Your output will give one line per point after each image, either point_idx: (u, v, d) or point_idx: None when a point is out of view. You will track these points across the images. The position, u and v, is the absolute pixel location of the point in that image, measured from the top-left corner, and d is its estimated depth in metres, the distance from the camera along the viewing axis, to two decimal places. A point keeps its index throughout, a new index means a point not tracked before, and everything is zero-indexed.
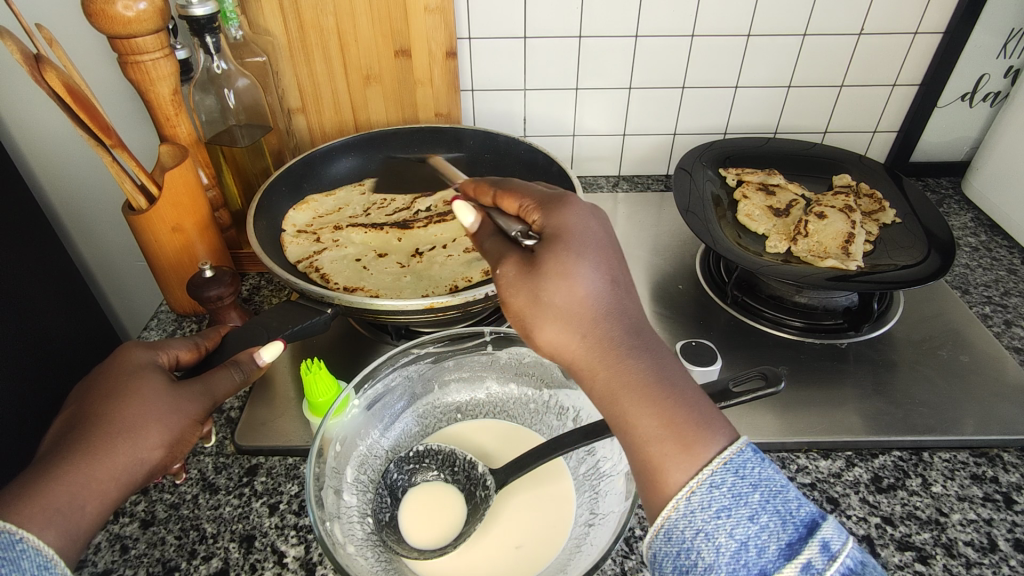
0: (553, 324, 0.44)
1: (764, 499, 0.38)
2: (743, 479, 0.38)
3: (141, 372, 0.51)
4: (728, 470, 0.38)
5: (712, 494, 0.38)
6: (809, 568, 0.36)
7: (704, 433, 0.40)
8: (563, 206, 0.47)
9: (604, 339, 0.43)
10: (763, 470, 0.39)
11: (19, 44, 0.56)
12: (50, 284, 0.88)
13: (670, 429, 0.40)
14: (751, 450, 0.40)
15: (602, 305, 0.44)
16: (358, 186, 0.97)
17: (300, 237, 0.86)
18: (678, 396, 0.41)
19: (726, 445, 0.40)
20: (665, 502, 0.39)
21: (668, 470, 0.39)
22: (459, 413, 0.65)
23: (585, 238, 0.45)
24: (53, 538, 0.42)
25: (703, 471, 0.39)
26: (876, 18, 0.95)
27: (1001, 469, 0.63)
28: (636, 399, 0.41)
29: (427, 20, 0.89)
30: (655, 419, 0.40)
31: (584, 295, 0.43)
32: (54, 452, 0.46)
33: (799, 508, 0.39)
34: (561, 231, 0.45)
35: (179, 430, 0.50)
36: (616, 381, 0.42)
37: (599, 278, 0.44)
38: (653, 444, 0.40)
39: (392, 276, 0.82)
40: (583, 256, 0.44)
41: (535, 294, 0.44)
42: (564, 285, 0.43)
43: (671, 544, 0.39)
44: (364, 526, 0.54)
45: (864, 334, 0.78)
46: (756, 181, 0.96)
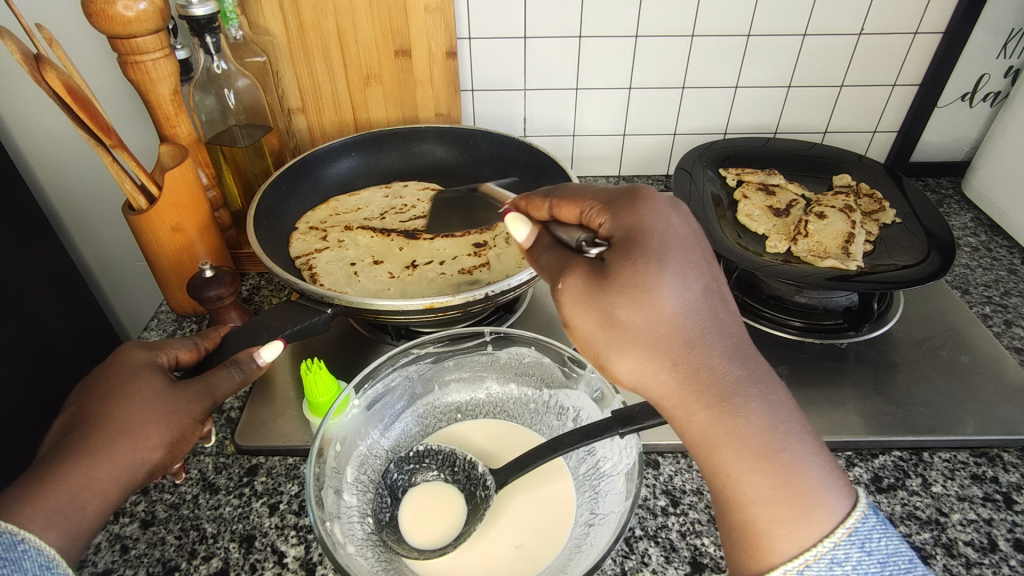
0: (635, 349, 0.41)
1: None
2: (868, 555, 0.37)
3: (141, 372, 0.51)
4: (853, 543, 0.37)
5: (833, 571, 0.37)
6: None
7: (820, 494, 0.38)
8: (633, 210, 0.44)
9: (699, 368, 0.40)
10: (891, 546, 0.38)
11: (19, 44, 0.56)
12: (51, 284, 0.88)
13: (782, 488, 0.38)
14: (878, 522, 0.38)
15: (694, 328, 0.40)
16: (383, 189, 0.99)
17: (309, 234, 0.89)
18: (789, 446, 0.38)
19: (846, 511, 0.38)
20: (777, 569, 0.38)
21: (774, 536, 0.38)
22: (459, 413, 0.65)
23: (666, 246, 0.42)
24: (54, 538, 0.42)
25: (822, 544, 0.37)
26: (876, 17, 0.95)
27: (1002, 469, 0.63)
28: (743, 452, 0.38)
29: (427, 20, 0.89)
30: (765, 476, 0.38)
31: (671, 317, 0.40)
32: (55, 453, 0.46)
33: None
34: (637, 240, 0.42)
35: (180, 429, 0.50)
36: (713, 427, 0.39)
37: (686, 294, 0.41)
38: (760, 504, 0.38)
39: (379, 286, 0.82)
40: (662, 267, 0.41)
41: (608, 313, 0.41)
42: (643, 301, 0.40)
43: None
44: (363, 526, 0.54)
45: (864, 334, 0.78)
46: (756, 181, 0.96)
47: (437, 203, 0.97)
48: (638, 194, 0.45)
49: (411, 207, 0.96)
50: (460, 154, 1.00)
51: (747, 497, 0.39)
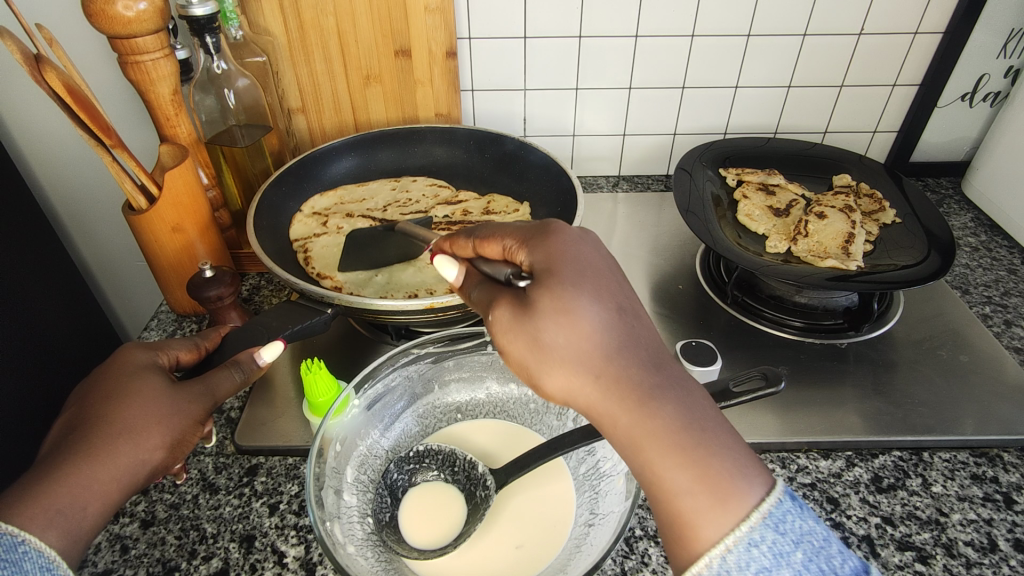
0: (561, 367, 0.40)
1: (805, 557, 0.36)
2: (784, 536, 0.36)
3: (141, 373, 0.51)
4: (769, 526, 0.36)
5: (750, 554, 0.35)
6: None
7: (742, 481, 0.37)
8: (551, 236, 0.45)
9: (619, 375, 0.39)
10: (805, 523, 0.37)
11: (19, 44, 0.56)
12: (50, 284, 0.88)
13: (702, 481, 0.36)
14: (791, 500, 0.37)
15: (612, 339, 0.40)
16: (393, 181, 0.99)
17: (310, 219, 0.90)
18: (710, 438, 0.38)
19: (763, 495, 0.36)
20: (696, 556, 0.36)
21: (699, 529, 0.36)
22: (459, 413, 0.66)
23: (578, 271, 0.42)
24: (55, 538, 0.42)
25: (739, 529, 0.36)
26: (877, 17, 0.95)
27: (1002, 469, 0.63)
28: (663, 447, 0.38)
29: (427, 20, 0.89)
30: (685, 470, 0.37)
31: (590, 329, 0.40)
32: (55, 454, 0.46)
33: (840, 564, 0.37)
34: (551, 268, 0.42)
35: (180, 430, 0.50)
36: (638, 427, 0.38)
37: (603, 310, 0.41)
38: (683, 496, 0.37)
39: (366, 272, 0.83)
40: (580, 286, 0.41)
41: (534, 336, 0.41)
42: (563, 321, 0.40)
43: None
44: (363, 526, 0.54)
45: (864, 334, 0.78)
46: (756, 181, 0.96)
47: (443, 200, 0.96)
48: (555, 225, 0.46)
49: (415, 201, 0.95)
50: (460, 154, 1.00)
51: (670, 491, 0.37)
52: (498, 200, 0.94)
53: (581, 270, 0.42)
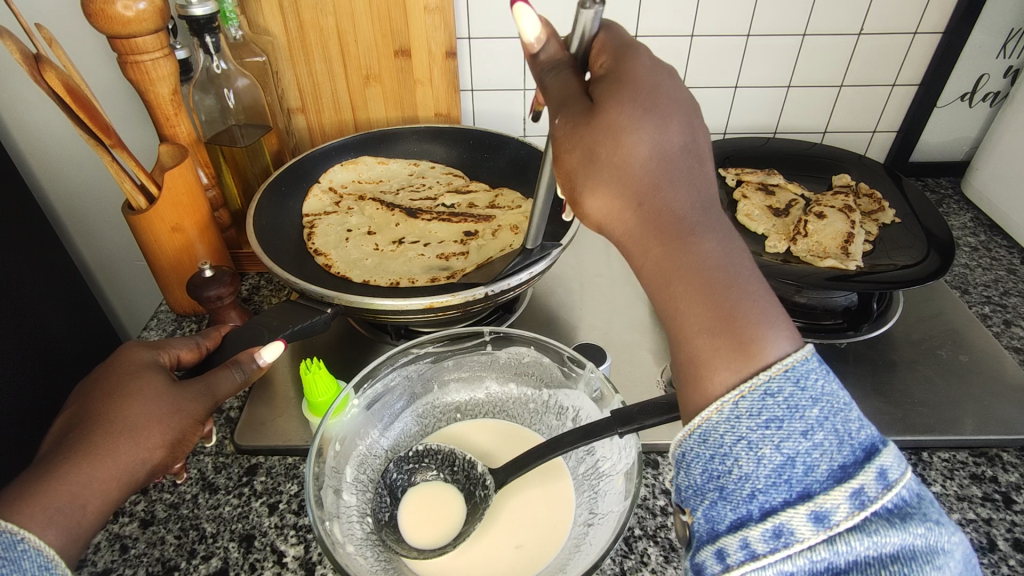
0: (608, 185, 0.40)
1: (822, 415, 0.35)
2: (802, 391, 0.35)
3: (143, 372, 0.51)
4: (789, 378, 0.35)
5: (764, 402, 0.35)
6: (861, 496, 0.34)
7: (769, 333, 0.36)
8: (634, 55, 0.43)
9: (657, 209, 0.39)
10: (827, 384, 0.36)
11: (18, 44, 0.56)
12: (50, 283, 0.88)
13: (721, 326, 0.37)
14: (818, 361, 0.36)
15: (663, 176, 0.39)
16: (413, 164, 0.99)
17: (325, 195, 0.92)
18: (740, 289, 0.37)
19: (790, 350, 0.36)
20: (706, 403, 0.37)
21: (712, 373, 0.37)
22: (459, 413, 0.66)
23: (653, 96, 0.41)
24: (54, 537, 0.42)
25: (757, 376, 0.35)
26: (876, 18, 0.95)
27: (1001, 469, 0.63)
28: (693, 288, 0.37)
29: (427, 20, 0.89)
30: (705, 312, 0.37)
31: (638, 160, 0.39)
32: (56, 451, 0.46)
33: (859, 430, 0.35)
34: (628, 83, 0.41)
35: (180, 430, 0.50)
36: (665, 266, 0.39)
37: (662, 142, 0.40)
38: (698, 339, 0.37)
39: (362, 254, 0.84)
40: (650, 107, 0.40)
41: (592, 147, 0.40)
42: (622, 137, 0.39)
43: (706, 446, 0.37)
44: (363, 526, 0.54)
45: (864, 334, 0.78)
46: (756, 181, 0.96)
47: (453, 188, 0.95)
48: (619, 27, 0.46)
49: (428, 187, 0.95)
50: (460, 153, 1.00)
51: (687, 333, 0.38)
52: (507, 195, 0.93)
53: (658, 95, 0.41)
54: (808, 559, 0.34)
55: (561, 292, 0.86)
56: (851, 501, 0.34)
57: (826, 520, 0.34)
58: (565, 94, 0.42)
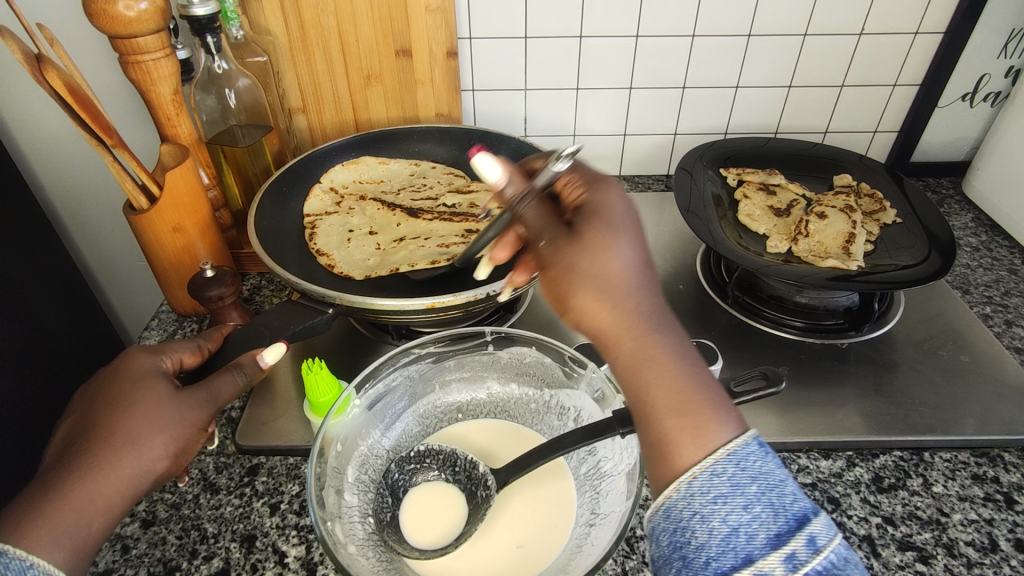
0: (587, 294, 0.42)
1: (760, 490, 0.37)
2: (744, 470, 0.37)
3: (146, 379, 0.51)
4: (731, 460, 0.37)
5: (712, 480, 0.37)
6: (793, 559, 0.35)
7: (721, 416, 0.39)
8: (603, 188, 0.48)
9: (630, 311, 0.42)
10: (765, 463, 0.38)
11: (20, 44, 0.56)
12: (51, 283, 0.88)
13: (685, 409, 0.39)
14: (757, 443, 0.39)
15: (634, 283, 0.42)
16: (413, 164, 0.99)
17: (326, 195, 0.92)
18: (699, 377, 0.40)
19: (732, 435, 0.39)
20: (666, 481, 0.39)
21: (678, 450, 0.38)
22: (460, 413, 0.66)
23: (621, 220, 0.45)
24: (61, 559, 0.42)
25: (705, 459, 0.38)
26: (877, 18, 0.95)
27: (1002, 469, 0.63)
28: (658, 376, 0.40)
29: (428, 20, 0.89)
30: (672, 398, 0.39)
31: (612, 270, 0.42)
32: (62, 462, 0.46)
33: (794, 502, 0.37)
34: (602, 209, 0.46)
35: (184, 438, 0.50)
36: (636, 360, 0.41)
37: (633, 259, 0.43)
38: (663, 421, 0.39)
39: (363, 252, 0.84)
40: (620, 232, 0.44)
41: (570, 262, 0.42)
42: (598, 253, 0.42)
43: (668, 520, 0.38)
44: (365, 526, 0.54)
45: (865, 334, 0.78)
46: (756, 181, 0.96)
47: (454, 189, 0.95)
48: (581, 158, 0.51)
49: (428, 188, 0.95)
50: (460, 153, 0.99)
51: (655, 415, 0.40)
52: None
53: (625, 223, 0.45)
54: None
55: None
56: (784, 564, 0.35)
57: None
58: (545, 223, 0.45)
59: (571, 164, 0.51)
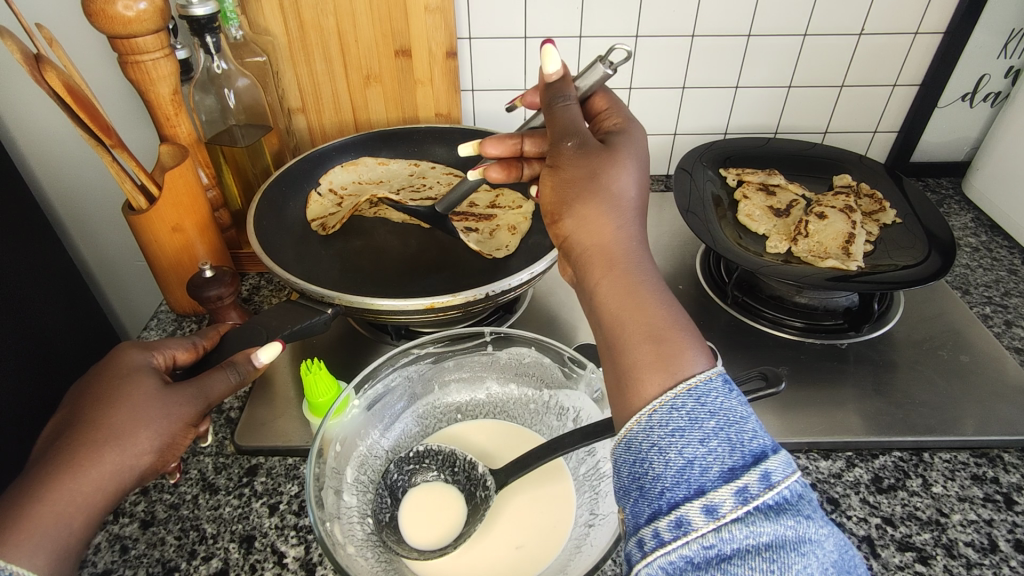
0: (596, 203, 0.45)
1: (719, 426, 0.36)
2: (702, 406, 0.37)
3: (134, 375, 0.51)
4: (691, 395, 0.37)
5: (670, 415, 0.37)
6: (744, 493, 0.35)
7: (693, 349, 0.39)
8: (632, 124, 0.53)
9: (630, 234, 0.44)
10: (727, 401, 0.37)
11: (19, 44, 0.56)
12: (50, 284, 0.88)
13: (658, 337, 0.39)
14: (721, 380, 0.38)
15: (631, 212, 0.45)
16: (412, 164, 0.98)
17: (326, 197, 0.91)
18: (673, 313, 0.40)
19: (699, 370, 0.38)
20: (629, 414, 0.39)
21: (645, 380, 0.38)
22: (459, 413, 0.65)
23: (642, 155, 0.49)
24: (42, 563, 0.42)
25: (666, 394, 0.37)
26: (877, 18, 0.95)
27: (1002, 470, 0.63)
28: (636, 300, 0.41)
29: (427, 20, 0.89)
30: (647, 325, 0.40)
31: (618, 188, 0.46)
32: (44, 461, 0.45)
33: (752, 439, 0.36)
34: (629, 140, 0.50)
35: (169, 434, 0.50)
36: (620, 282, 0.42)
37: (642, 190, 0.47)
38: (635, 347, 0.39)
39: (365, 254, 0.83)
40: (639, 163, 0.48)
41: (595, 171, 0.46)
42: (618, 171, 0.46)
43: (629, 452, 0.38)
44: (364, 527, 0.54)
45: (864, 334, 0.78)
46: (756, 181, 0.96)
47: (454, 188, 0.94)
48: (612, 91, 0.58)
49: (428, 187, 0.95)
50: (460, 154, 0.99)
51: (627, 342, 0.40)
52: (506, 196, 0.96)
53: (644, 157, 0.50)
54: (701, 547, 0.35)
55: (561, 292, 0.86)
56: (735, 497, 0.35)
57: (714, 512, 0.35)
58: (578, 125, 0.49)
59: (602, 91, 0.57)
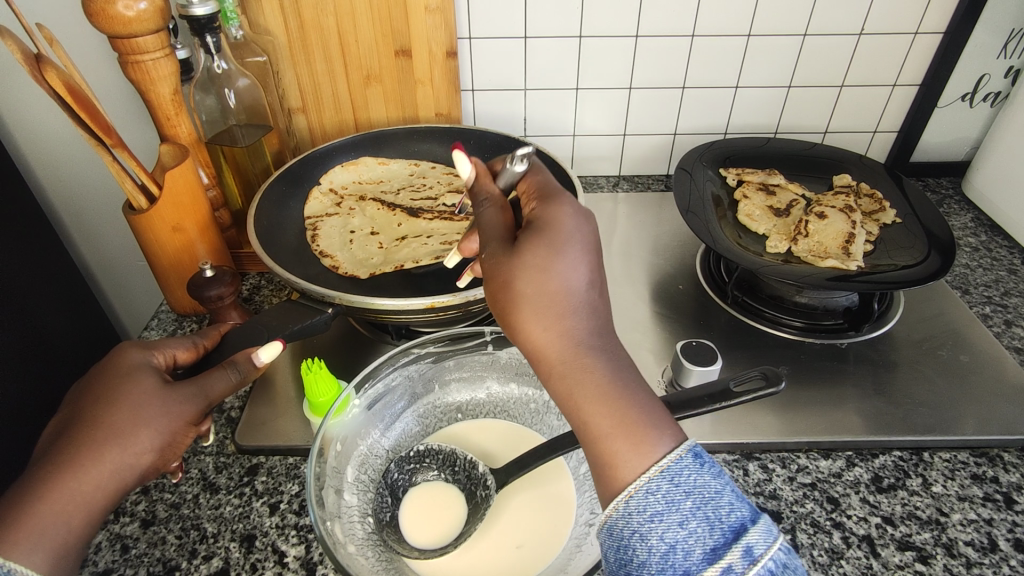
0: (521, 313, 0.43)
1: (695, 505, 0.38)
2: (677, 487, 0.38)
3: (136, 374, 0.51)
4: (664, 478, 0.38)
5: (647, 499, 0.38)
6: (730, 572, 0.36)
7: (655, 432, 0.39)
8: (557, 201, 0.48)
9: (568, 332, 0.42)
10: (700, 477, 0.38)
11: (19, 43, 0.56)
12: (50, 284, 0.88)
13: (621, 429, 0.39)
14: (692, 456, 0.39)
15: (574, 303, 0.43)
16: (413, 165, 0.99)
17: (326, 196, 0.92)
18: (637, 399, 0.40)
19: (668, 449, 0.39)
20: (609, 500, 0.40)
21: (619, 466, 0.39)
22: (460, 413, 0.66)
23: (568, 235, 0.45)
24: (41, 560, 0.42)
25: (640, 478, 0.38)
26: (876, 18, 0.95)
27: (1002, 470, 0.63)
28: (592, 396, 0.40)
29: (427, 20, 0.89)
30: (611, 418, 0.40)
31: (559, 285, 0.43)
32: (44, 460, 0.45)
33: (729, 513, 0.38)
34: (552, 223, 0.46)
35: (171, 433, 0.49)
36: (569, 384, 0.41)
37: (573, 276, 0.43)
38: (603, 441, 0.40)
39: (367, 254, 0.84)
40: (560, 249, 0.44)
41: (508, 280, 0.43)
42: (534, 273, 0.43)
43: (613, 539, 0.39)
44: (364, 526, 0.55)
45: (865, 334, 0.78)
46: (756, 181, 0.96)
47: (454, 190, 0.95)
48: (541, 164, 0.53)
49: (428, 188, 0.95)
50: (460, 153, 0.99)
51: (593, 436, 0.40)
52: None
53: (568, 238, 0.45)
54: None
55: None
56: None
57: None
58: (492, 235, 0.46)
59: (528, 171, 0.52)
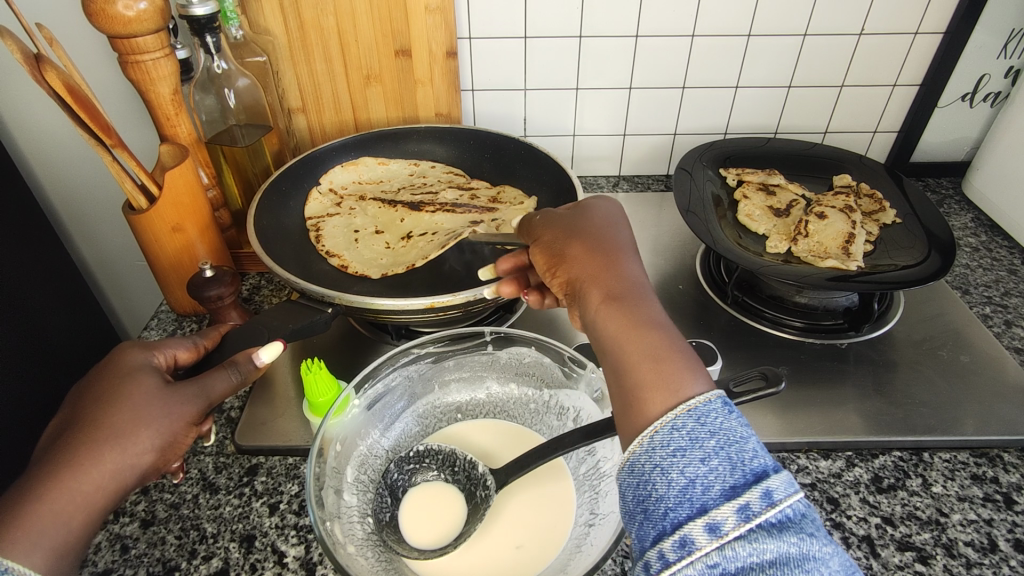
0: (583, 247, 0.48)
1: (720, 446, 0.37)
2: (703, 426, 0.38)
3: (137, 374, 0.51)
4: (692, 416, 0.38)
5: (672, 435, 0.38)
6: (747, 510, 0.35)
7: (690, 371, 0.40)
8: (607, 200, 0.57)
9: (622, 270, 0.46)
10: (727, 421, 0.38)
11: (18, 43, 0.56)
12: (50, 283, 0.88)
13: (659, 358, 0.40)
14: (721, 402, 0.39)
15: (627, 253, 0.48)
16: (412, 164, 0.99)
17: (326, 196, 0.92)
18: (676, 338, 0.42)
19: (700, 390, 0.39)
20: (632, 436, 0.39)
21: (649, 399, 0.39)
22: (459, 413, 0.65)
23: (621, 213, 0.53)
24: (39, 561, 0.42)
25: (666, 415, 0.38)
26: (877, 18, 0.95)
27: (1002, 470, 0.63)
28: (638, 325, 0.42)
29: (428, 20, 0.89)
30: (651, 345, 0.41)
31: (616, 235, 0.49)
32: (45, 460, 0.45)
33: (752, 458, 0.37)
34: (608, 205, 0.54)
35: (172, 433, 0.49)
36: (617, 313, 0.43)
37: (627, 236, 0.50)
38: (635, 371, 0.41)
39: (374, 254, 0.84)
40: (615, 219, 0.51)
41: (573, 226, 0.50)
42: (594, 224, 0.50)
43: (633, 475, 0.39)
44: (364, 526, 0.54)
45: (864, 334, 0.78)
46: (756, 181, 0.96)
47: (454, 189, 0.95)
48: None
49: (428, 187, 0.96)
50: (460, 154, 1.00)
51: (630, 364, 0.41)
52: (508, 191, 0.94)
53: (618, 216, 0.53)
54: (706, 566, 0.35)
55: None
56: (737, 514, 0.35)
57: (717, 530, 0.35)
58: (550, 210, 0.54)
59: None
